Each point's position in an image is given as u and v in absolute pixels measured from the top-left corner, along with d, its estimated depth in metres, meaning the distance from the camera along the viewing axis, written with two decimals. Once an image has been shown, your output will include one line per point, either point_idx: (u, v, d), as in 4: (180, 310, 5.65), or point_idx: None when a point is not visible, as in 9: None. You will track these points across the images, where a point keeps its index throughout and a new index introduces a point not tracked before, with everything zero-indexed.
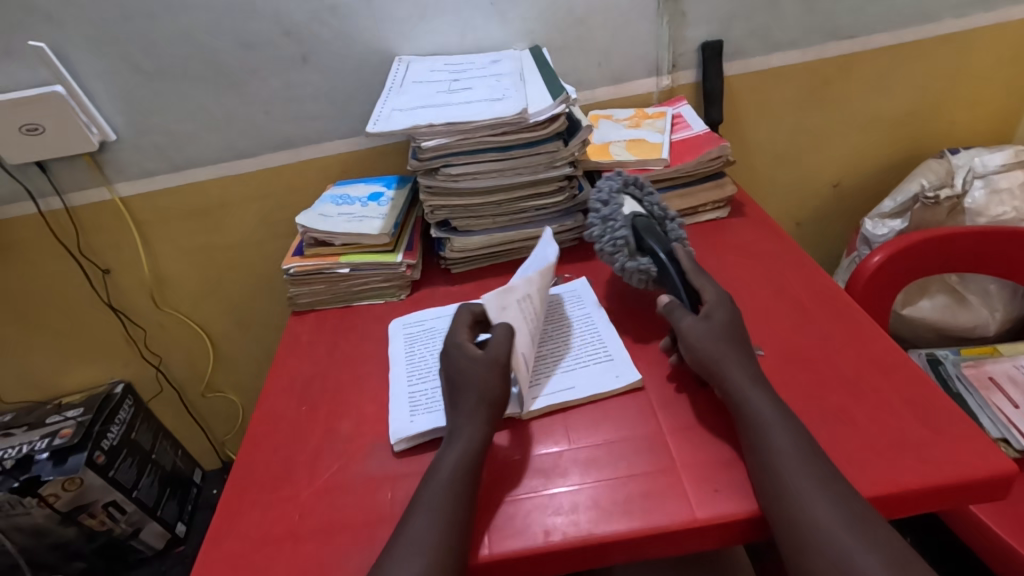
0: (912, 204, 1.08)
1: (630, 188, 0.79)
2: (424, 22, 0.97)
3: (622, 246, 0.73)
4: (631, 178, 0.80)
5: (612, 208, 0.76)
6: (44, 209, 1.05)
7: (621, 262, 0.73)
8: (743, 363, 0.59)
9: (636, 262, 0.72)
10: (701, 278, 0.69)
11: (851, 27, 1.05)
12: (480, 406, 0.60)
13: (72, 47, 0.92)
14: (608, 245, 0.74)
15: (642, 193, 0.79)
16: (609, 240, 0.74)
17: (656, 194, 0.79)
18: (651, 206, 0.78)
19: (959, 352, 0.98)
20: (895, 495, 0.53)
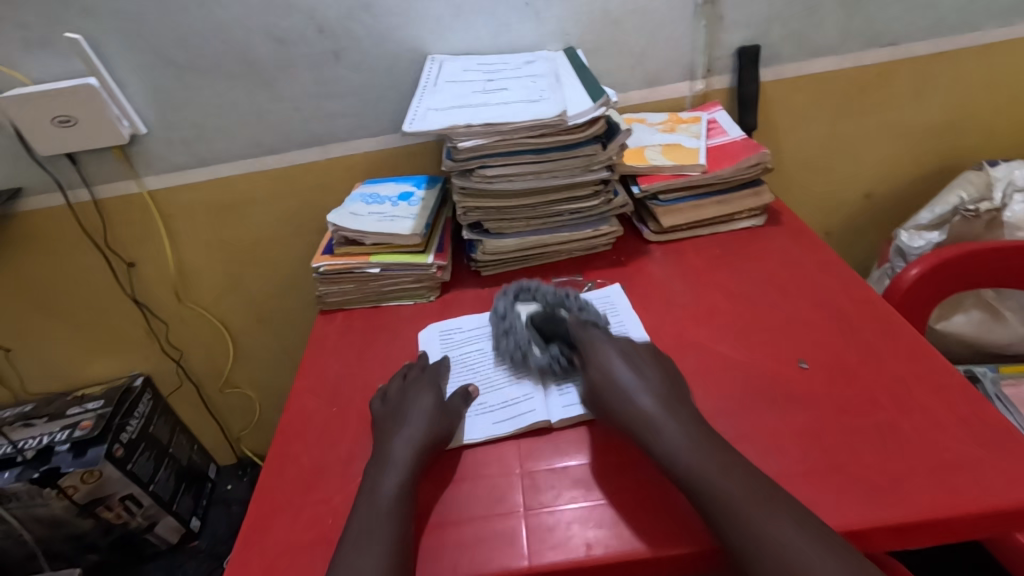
0: (951, 216, 1.06)
1: (519, 296, 0.75)
2: (457, 21, 0.96)
3: (527, 344, 0.69)
4: (514, 284, 0.77)
5: (512, 319, 0.72)
6: (72, 201, 1.05)
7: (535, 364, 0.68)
8: (642, 402, 0.59)
9: (545, 354, 0.68)
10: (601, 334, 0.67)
11: (891, 34, 1.03)
12: (418, 440, 0.60)
13: (106, 40, 0.92)
14: (513, 352, 0.69)
15: (533, 290, 0.75)
16: (510, 343, 0.70)
17: (545, 283, 0.76)
18: (545, 296, 0.74)
19: (998, 370, 0.95)
20: (953, 518, 0.51)
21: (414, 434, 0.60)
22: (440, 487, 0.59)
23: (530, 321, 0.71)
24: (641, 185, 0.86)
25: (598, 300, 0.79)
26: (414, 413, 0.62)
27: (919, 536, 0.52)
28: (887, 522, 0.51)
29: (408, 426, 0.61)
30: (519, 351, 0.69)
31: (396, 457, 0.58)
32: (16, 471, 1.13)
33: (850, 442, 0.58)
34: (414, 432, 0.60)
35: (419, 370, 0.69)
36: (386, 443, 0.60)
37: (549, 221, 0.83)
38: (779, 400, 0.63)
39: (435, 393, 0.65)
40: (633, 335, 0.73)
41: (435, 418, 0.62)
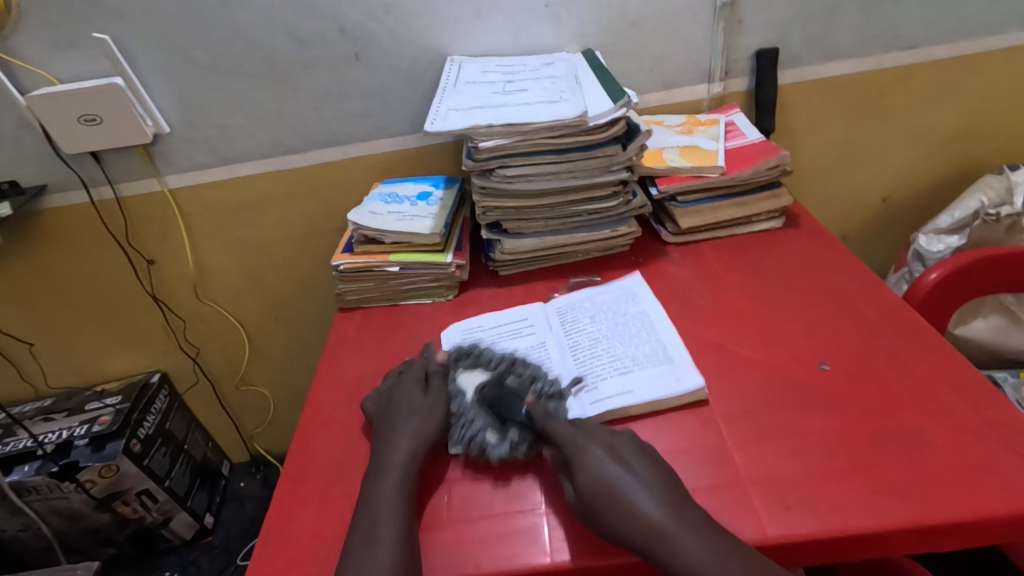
0: (971, 220, 1.05)
1: (459, 364, 0.69)
2: (477, 22, 0.96)
3: (480, 431, 0.61)
4: (458, 351, 0.70)
5: (458, 402, 0.64)
6: (95, 199, 1.07)
7: (490, 453, 0.59)
8: (619, 482, 0.53)
9: (505, 442, 0.59)
10: (589, 445, 0.56)
11: (912, 36, 1.02)
12: (408, 441, 0.60)
13: (134, 41, 0.93)
14: (466, 442, 0.61)
15: (473, 359, 0.69)
16: (462, 434, 0.61)
17: (484, 352, 0.70)
18: (490, 368, 0.68)
19: (1018, 375, 0.95)
20: (981, 520, 0.51)
21: (407, 439, 0.60)
22: (445, 480, 0.60)
23: (479, 402, 0.64)
24: (659, 186, 0.87)
25: (621, 291, 0.80)
26: (406, 416, 0.63)
27: (943, 538, 0.52)
28: (913, 522, 0.51)
29: (397, 431, 0.61)
30: (475, 444, 0.60)
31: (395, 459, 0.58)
32: (37, 463, 1.15)
33: (874, 444, 0.57)
34: (408, 436, 0.60)
35: (411, 368, 0.70)
36: (382, 444, 0.61)
37: (567, 222, 0.84)
38: (800, 401, 0.63)
39: (424, 394, 0.66)
40: (657, 324, 0.73)
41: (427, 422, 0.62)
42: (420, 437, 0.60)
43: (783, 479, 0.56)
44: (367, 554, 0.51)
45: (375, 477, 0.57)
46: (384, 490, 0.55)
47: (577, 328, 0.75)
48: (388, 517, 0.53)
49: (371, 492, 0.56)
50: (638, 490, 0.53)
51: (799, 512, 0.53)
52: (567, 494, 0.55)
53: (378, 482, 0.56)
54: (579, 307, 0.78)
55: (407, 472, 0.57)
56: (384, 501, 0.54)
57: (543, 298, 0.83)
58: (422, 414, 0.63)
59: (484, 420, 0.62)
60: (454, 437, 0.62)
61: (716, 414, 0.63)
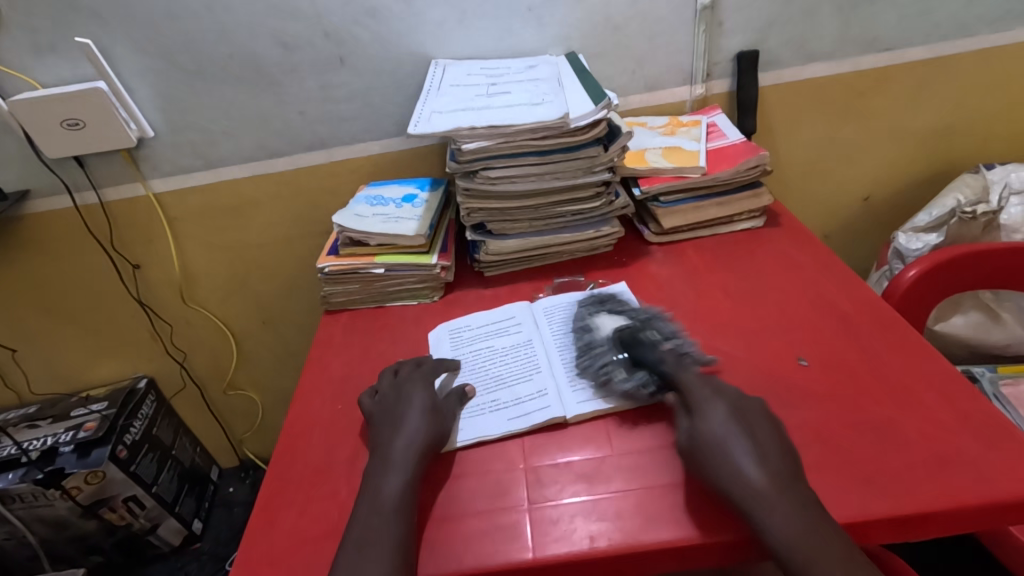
0: (949, 218, 1.07)
1: (604, 306, 0.75)
2: (461, 26, 0.97)
3: (612, 367, 0.65)
4: (603, 295, 0.77)
5: (593, 335, 0.71)
6: (79, 204, 1.07)
7: (617, 384, 0.64)
8: (735, 450, 0.53)
9: (630, 379, 0.64)
10: (713, 401, 0.57)
11: (888, 39, 1.04)
12: (412, 444, 0.59)
13: (116, 46, 0.93)
14: (593, 371, 0.66)
15: (619, 306, 0.75)
16: (592, 364, 0.67)
17: (633, 304, 0.75)
18: (632, 315, 0.73)
19: (996, 370, 0.96)
20: (952, 510, 0.52)
21: (411, 438, 0.60)
22: (438, 478, 0.60)
23: (614, 338, 0.69)
24: (641, 187, 0.88)
25: (607, 298, 0.80)
26: (408, 416, 0.62)
27: (917, 528, 0.53)
28: (886, 514, 0.52)
29: (401, 427, 0.61)
30: (605, 373, 0.65)
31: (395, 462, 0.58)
32: (21, 471, 1.14)
33: (851, 437, 0.59)
34: (410, 435, 0.60)
35: (413, 366, 0.70)
36: (383, 446, 0.60)
37: (551, 222, 0.85)
38: (778, 396, 0.64)
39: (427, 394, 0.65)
40: None
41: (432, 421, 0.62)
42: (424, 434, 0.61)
43: None
44: (363, 554, 0.51)
45: (375, 478, 0.57)
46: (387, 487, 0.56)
47: (564, 329, 0.75)
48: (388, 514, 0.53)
49: (373, 489, 0.56)
50: (748, 457, 0.53)
51: None
52: (681, 434, 0.57)
53: (381, 478, 0.57)
54: (565, 308, 0.79)
55: (412, 468, 0.57)
56: (386, 499, 0.55)
57: (527, 298, 0.84)
58: (429, 412, 0.63)
59: (619, 356, 0.67)
60: (579, 362, 0.69)
61: None
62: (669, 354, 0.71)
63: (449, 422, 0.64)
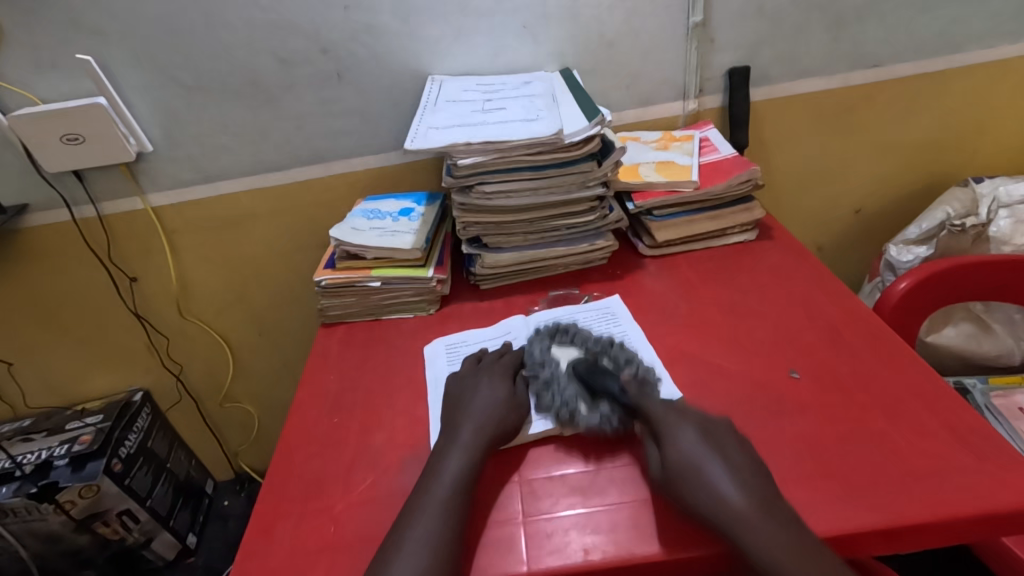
0: (938, 230, 1.09)
1: (556, 338, 0.73)
2: (457, 42, 0.99)
3: (573, 400, 0.64)
4: (552, 327, 0.74)
5: (551, 369, 0.68)
6: (77, 217, 1.07)
7: (582, 423, 0.62)
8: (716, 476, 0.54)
9: (595, 414, 0.62)
10: (673, 420, 0.59)
11: (876, 55, 1.06)
12: (479, 438, 0.61)
13: (117, 62, 0.94)
14: (556, 408, 0.64)
15: (570, 336, 0.73)
16: (555, 400, 0.65)
17: (581, 332, 0.73)
18: (585, 343, 0.71)
19: (987, 381, 0.97)
20: (943, 521, 0.52)
21: (481, 421, 0.62)
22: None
23: (571, 375, 0.67)
24: (635, 201, 0.89)
25: (602, 311, 0.81)
26: (477, 406, 0.64)
27: (907, 540, 0.53)
28: (877, 525, 0.52)
29: (472, 408, 0.64)
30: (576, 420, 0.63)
31: (455, 463, 0.58)
32: (15, 485, 1.13)
33: (842, 450, 0.59)
34: (480, 419, 0.63)
35: (496, 357, 0.72)
36: (440, 452, 0.60)
37: (545, 236, 0.86)
38: (770, 408, 0.65)
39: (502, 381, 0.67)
40: (636, 346, 0.74)
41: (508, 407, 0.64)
42: (495, 419, 0.63)
43: None
44: (408, 535, 0.53)
45: (424, 484, 0.58)
46: (447, 468, 0.58)
47: None
48: (442, 495, 0.55)
49: (437, 467, 0.59)
50: (724, 476, 0.54)
51: None
52: (651, 465, 0.58)
53: (448, 455, 0.60)
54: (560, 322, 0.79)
55: (476, 451, 0.60)
56: (443, 481, 0.57)
57: (522, 311, 0.84)
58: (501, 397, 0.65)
59: (578, 391, 0.65)
60: (545, 399, 0.66)
61: None
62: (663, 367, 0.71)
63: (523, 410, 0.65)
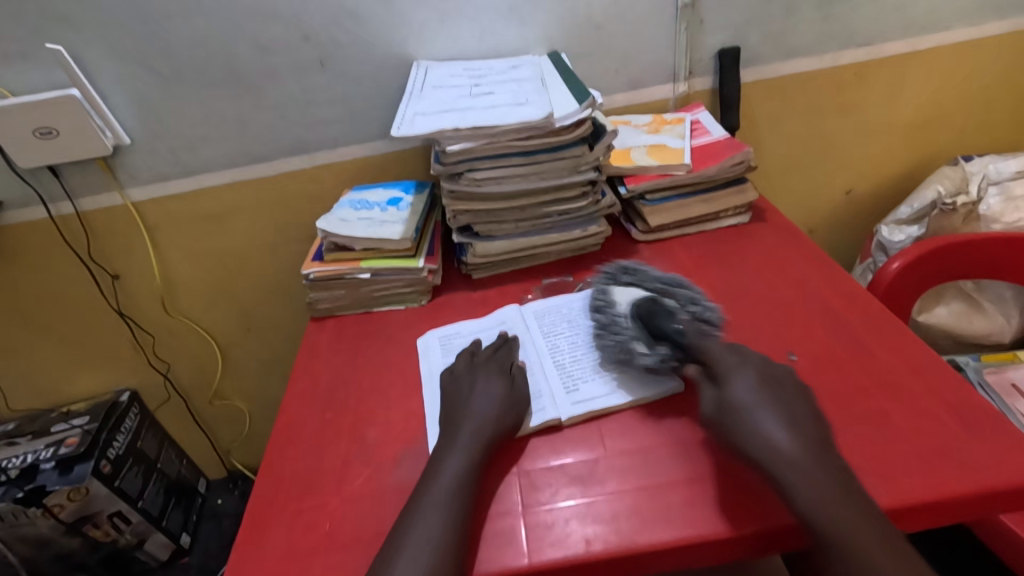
0: (929, 210, 1.08)
1: (621, 279, 0.76)
2: (442, 27, 0.96)
3: (632, 341, 0.67)
4: (620, 267, 0.78)
5: (610, 313, 0.72)
6: (55, 214, 1.04)
7: (636, 359, 0.65)
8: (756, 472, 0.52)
9: (653, 354, 0.65)
10: (733, 366, 0.59)
11: (866, 34, 1.05)
12: (474, 438, 0.59)
13: (89, 51, 0.91)
14: (617, 350, 0.67)
15: (637, 277, 0.75)
16: (614, 340, 0.69)
17: (651, 273, 0.76)
18: (652, 285, 0.73)
19: (979, 359, 0.98)
20: (944, 500, 0.52)
21: (481, 417, 0.61)
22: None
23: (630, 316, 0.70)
24: (628, 185, 0.87)
25: None
26: (474, 404, 0.62)
27: (909, 519, 0.53)
28: (878, 506, 0.52)
29: (469, 406, 0.62)
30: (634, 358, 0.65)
31: (452, 462, 0.57)
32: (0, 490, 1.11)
33: (842, 432, 0.59)
34: (479, 415, 0.61)
35: (490, 352, 0.70)
36: (436, 452, 0.59)
37: (538, 223, 0.84)
38: None
39: (498, 375, 0.66)
40: None
41: (509, 401, 0.63)
42: (495, 414, 0.61)
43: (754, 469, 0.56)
44: (410, 530, 0.52)
45: (422, 485, 0.56)
46: (446, 463, 0.57)
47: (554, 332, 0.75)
48: (442, 491, 0.54)
49: (438, 463, 0.57)
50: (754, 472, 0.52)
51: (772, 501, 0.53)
52: (705, 403, 0.58)
53: (448, 449, 0.58)
54: (555, 311, 0.78)
55: (476, 445, 0.58)
56: (445, 475, 0.55)
57: (516, 300, 0.83)
58: (498, 390, 0.64)
59: (635, 328, 0.68)
60: (603, 338, 0.70)
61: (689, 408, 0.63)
62: None
63: (523, 404, 0.64)
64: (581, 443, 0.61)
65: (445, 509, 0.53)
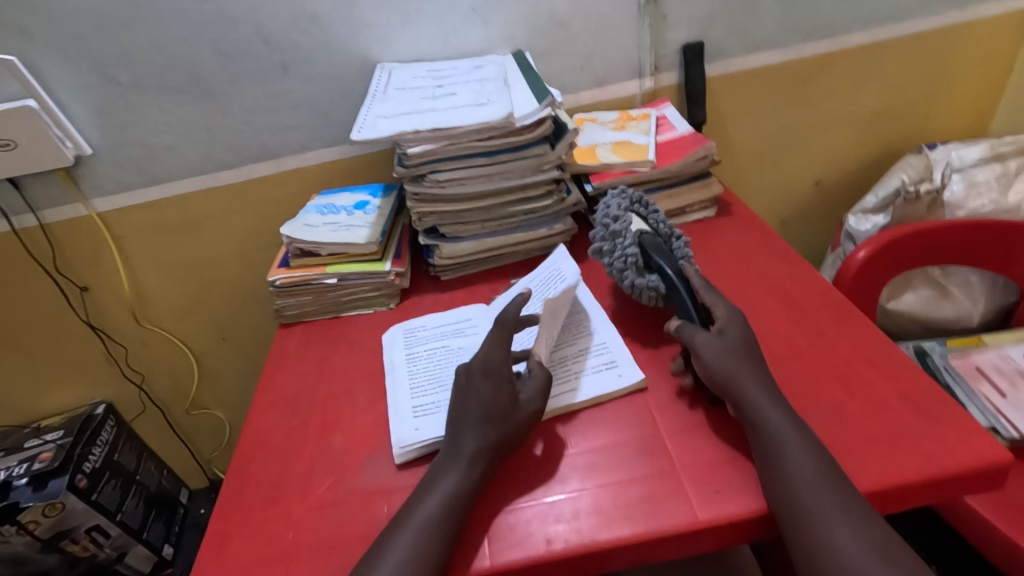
0: (894, 199, 1.10)
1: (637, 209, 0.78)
2: (405, 28, 0.96)
3: (628, 268, 0.72)
4: (636, 196, 0.80)
5: (624, 224, 0.76)
6: (18, 227, 1.02)
7: (630, 280, 0.72)
8: None
9: (645, 280, 0.71)
10: (712, 295, 0.67)
11: (828, 26, 1.06)
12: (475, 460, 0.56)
13: (45, 61, 0.90)
14: (617, 267, 0.73)
15: (648, 211, 0.78)
16: (618, 256, 0.74)
17: (662, 212, 0.79)
18: (657, 224, 0.77)
19: (945, 344, 0.99)
20: (899, 487, 0.53)
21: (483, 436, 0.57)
22: (398, 490, 0.59)
23: (639, 238, 0.73)
24: (593, 182, 0.87)
25: (549, 271, 0.81)
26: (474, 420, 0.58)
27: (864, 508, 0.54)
28: None
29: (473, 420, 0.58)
30: (626, 275, 0.73)
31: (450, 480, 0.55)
32: None
33: None
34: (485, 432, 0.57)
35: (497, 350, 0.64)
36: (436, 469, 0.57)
37: (503, 223, 0.84)
38: None
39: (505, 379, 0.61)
40: (598, 326, 0.74)
41: (514, 416, 0.59)
42: (501, 430, 0.58)
43: (713, 463, 0.57)
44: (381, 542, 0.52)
45: (416, 499, 0.55)
46: (443, 481, 0.55)
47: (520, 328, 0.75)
48: (431, 513, 0.52)
49: (433, 482, 0.56)
50: None
51: (729, 494, 0.54)
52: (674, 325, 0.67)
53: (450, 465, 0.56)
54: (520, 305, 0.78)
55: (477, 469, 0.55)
56: (435, 496, 0.54)
57: (484, 300, 0.83)
58: (506, 398, 0.59)
59: (638, 254, 0.73)
60: (607, 247, 0.75)
61: (651, 404, 0.64)
62: (625, 345, 0.71)
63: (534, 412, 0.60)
64: (542, 435, 0.62)
65: (433, 528, 0.51)
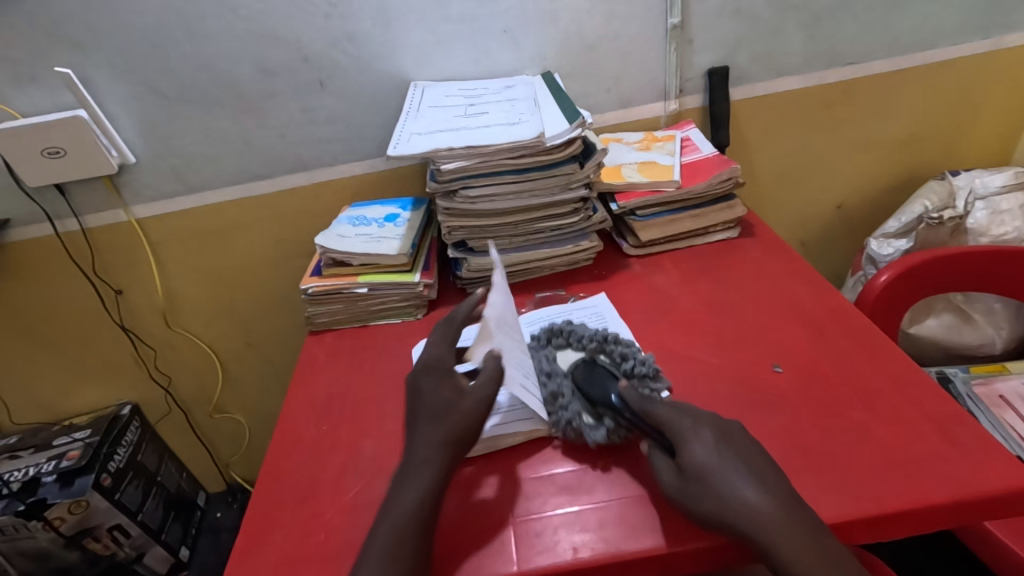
0: (917, 224, 1.11)
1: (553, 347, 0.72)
2: (439, 48, 0.99)
3: (577, 416, 0.63)
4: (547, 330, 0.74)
5: (554, 378, 0.67)
6: (60, 231, 1.06)
7: (588, 436, 0.62)
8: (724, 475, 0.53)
9: (601, 429, 0.61)
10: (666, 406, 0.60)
11: (852, 54, 1.08)
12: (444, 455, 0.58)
13: (97, 74, 0.94)
14: (562, 429, 0.63)
15: (565, 337, 0.73)
16: (560, 414, 0.63)
17: (579, 327, 0.73)
18: (582, 346, 0.71)
19: (968, 370, 0.99)
20: (925, 508, 0.53)
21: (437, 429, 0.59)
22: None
23: (573, 376, 0.68)
24: (619, 201, 0.89)
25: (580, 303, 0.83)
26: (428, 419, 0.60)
27: (890, 529, 0.54)
28: (858, 515, 0.53)
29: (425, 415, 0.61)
30: (572, 425, 0.63)
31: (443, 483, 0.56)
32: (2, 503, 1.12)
33: (823, 440, 0.60)
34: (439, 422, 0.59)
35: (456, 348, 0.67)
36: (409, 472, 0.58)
37: (531, 238, 0.86)
38: (756, 403, 0.65)
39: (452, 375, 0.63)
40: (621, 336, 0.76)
41: (460, 405, 0.60)
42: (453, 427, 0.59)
43: None
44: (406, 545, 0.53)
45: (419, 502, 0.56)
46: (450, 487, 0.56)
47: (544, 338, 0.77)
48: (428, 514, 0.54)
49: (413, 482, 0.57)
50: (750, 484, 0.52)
51: None
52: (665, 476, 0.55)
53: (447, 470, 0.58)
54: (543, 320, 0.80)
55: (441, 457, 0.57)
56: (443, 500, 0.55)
57: None
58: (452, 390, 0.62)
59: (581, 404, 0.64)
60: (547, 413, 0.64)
61: None
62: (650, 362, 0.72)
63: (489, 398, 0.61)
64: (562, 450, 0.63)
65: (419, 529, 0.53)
